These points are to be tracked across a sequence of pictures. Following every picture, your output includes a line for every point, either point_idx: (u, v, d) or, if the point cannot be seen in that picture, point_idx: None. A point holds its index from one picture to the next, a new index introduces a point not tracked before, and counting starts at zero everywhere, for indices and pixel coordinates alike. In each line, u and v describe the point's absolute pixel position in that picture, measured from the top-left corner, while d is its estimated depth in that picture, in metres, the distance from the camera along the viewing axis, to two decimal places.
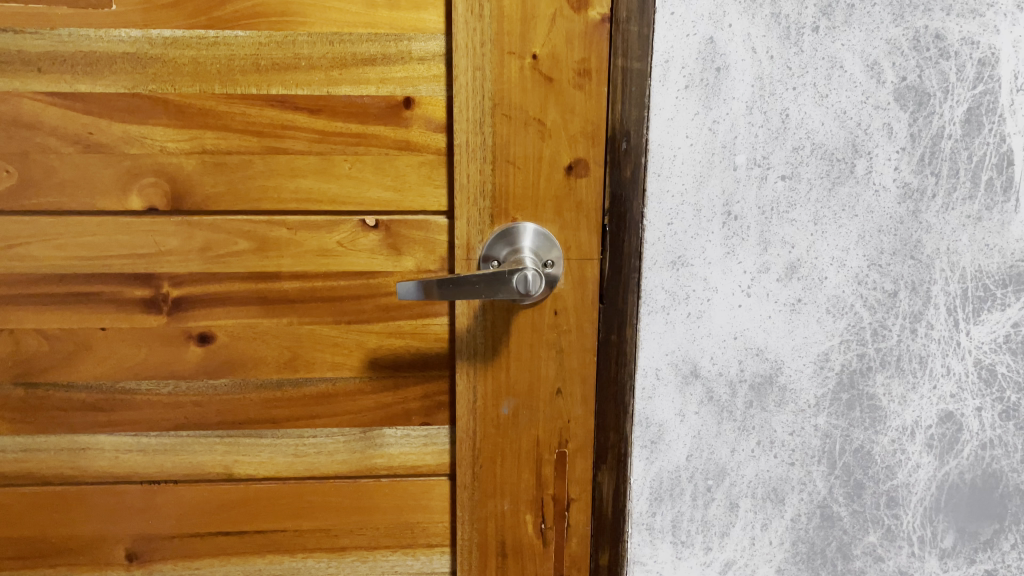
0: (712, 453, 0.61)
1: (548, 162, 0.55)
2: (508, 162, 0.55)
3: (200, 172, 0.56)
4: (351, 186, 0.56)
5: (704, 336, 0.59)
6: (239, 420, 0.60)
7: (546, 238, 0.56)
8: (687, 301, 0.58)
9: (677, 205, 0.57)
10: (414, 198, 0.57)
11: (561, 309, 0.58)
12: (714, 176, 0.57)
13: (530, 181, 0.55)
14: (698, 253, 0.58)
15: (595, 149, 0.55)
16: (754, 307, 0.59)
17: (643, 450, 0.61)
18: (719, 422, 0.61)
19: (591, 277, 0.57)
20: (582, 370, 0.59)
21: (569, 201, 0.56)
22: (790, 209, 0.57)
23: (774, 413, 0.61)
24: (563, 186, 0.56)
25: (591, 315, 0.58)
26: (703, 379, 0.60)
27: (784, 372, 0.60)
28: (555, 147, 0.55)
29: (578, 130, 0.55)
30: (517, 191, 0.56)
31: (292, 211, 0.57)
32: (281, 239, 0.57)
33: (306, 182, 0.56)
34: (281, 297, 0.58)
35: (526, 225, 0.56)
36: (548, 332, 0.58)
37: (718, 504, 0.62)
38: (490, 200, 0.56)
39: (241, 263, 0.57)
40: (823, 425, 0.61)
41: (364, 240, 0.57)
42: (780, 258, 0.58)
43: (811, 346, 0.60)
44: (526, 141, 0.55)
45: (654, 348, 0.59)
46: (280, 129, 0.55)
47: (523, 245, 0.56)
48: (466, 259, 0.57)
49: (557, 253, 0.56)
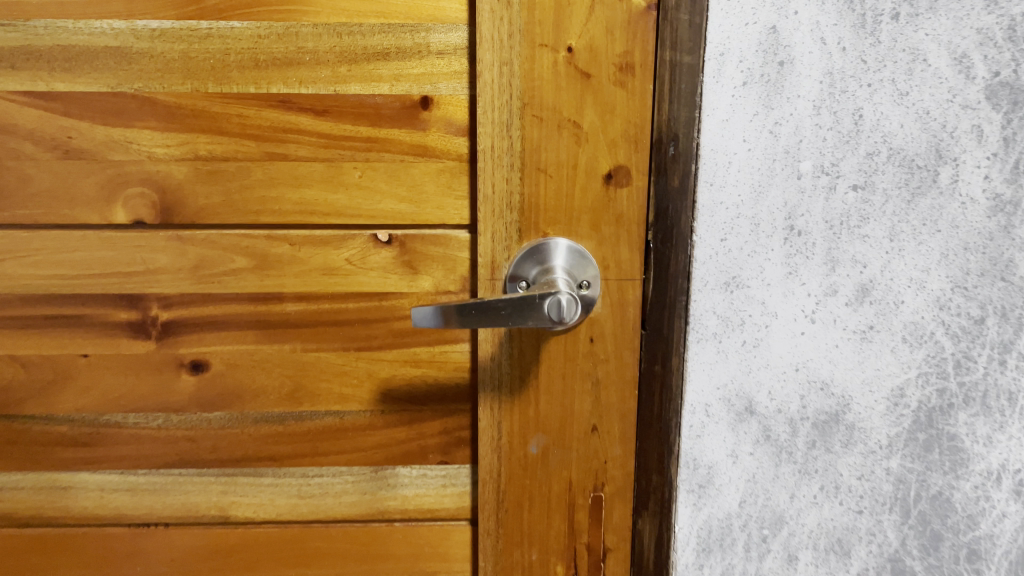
0: (768, 499, 0.54)
1: (584, 170, 0.48)
2: (539, 170, 0.48)
3: (192, 181, 0.49)
4: (361, 197, 0.50)
5: (761, 368, 0.52)
6: (236, 457, 0.53)
7: (580, 255, 0.49)
8: (742, 328, 0.51)
9: (732, 217, 0.50)
10: (431, 211, 0.50)
11: (597, 335, 0.51)
12: (774, 185, 0.49)
13: (564, 191, 0.49)
14: (756, 274, 0.51)
15: (638, 154, 0.48)
16: (819, 335, 0.51)
17: (690, 495, 0.54)
18: (777, 465, 0.54)
19: (631, 299, 0.50)
20: (621, 404, 0.52)
21: (608, 214, 0.49)
22: (863, 224, 0.50)
23: (841, 455, 0.54)
24: (602, 197, 0.49)
25: (631, 342, 0.51)
26: (760, 416, 0.53)
27: (853, 409, 0.53)
28: (593, 153, 0.48)
29: (619, 133, 0.48)
30: (549, 202, 0.49)
31: (296, 225, 0.50)
32: (283, 256, 0.51)
33: (311, 192, 0.50)
34: (282, 320, 0.52)
35: (558, 240, 0.49)
36: (583, 361, 0.51)
37: (775, 556, 0.55)
38: (518, 212, 0.49)
39: (238, 283, 0.51)
40: (896, 469, 0.54)
41: (375, 257, 0.51)
42: (850, 280, 0.51)
43: (884, 379, 0.52)
44: (559, 146, 0.48)
45: (704, 381, 0.52)
46: (282, 132, 0.49)
47: (555, 264, 0.49)
48: (490, 280, 0.50)
49: (593, 271, 0.50)
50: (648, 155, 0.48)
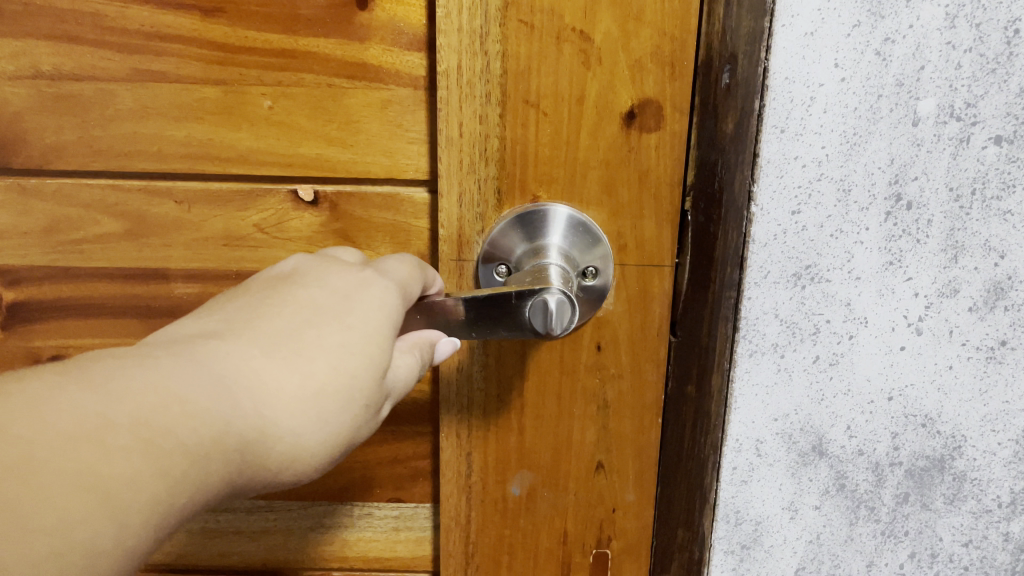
0: (837, 567, 0.40)
1: (594, 106, 0.33)
2: (527, 103, 0.33)
3: (35, 109, 0.35)
4: (272, 138, 0.35)
5: (838, 394, 0.37)
6: None
7: (586, 230, 0.35)
8: (815, 339, 0.36)
9: (811, 179, 0.34)
10: (373, 159, 0.36)
11: (606, 341, 0.36)
12: (878, 134, 0.33)
13: (564, 136, 0.33)
14: (840, 262, 0.35)
15: (676, 84, 0.32)
16: (926, 352, 0.36)
17: (729, 558, 0.40)
18: (851, 523, 0.39)
19: (658, 294, 0.35)
20: (638, 437, 0.37)
21: (629, 171, 0.34)
22: (1005, 194, 0.34)
23: (943, 513, 0.39)
24: (620, 147, 0.33)
25: (654, 352, 0.36)
26: (832, 459, 0.38)
27: (964, 454, 0.38)
28: (607, 81, 0.32)
29: (647, 50, 0.32)
30: (542, 153, 0.34)
31: (185, 174, 0.36)
32: (167, 219, 0.37)
33: (204, 128, 0.35)
34: (172, 307, 0.38)
35: (558, 208, 0.34)
36: (585, 377, 0.37)
37: None
38: (497, 165, 0.34)
39: (108, 255, 0.37)
40: (1017, 535, 0.39)
41: (297, 223, 0.37)
42: (977, 276, 0.35)
43: (1014, 415, 0.37)
44: (557, 70, 0.32)
45: (756, 409, 0.37)
46: (155, 40, 0.34)
47: (552, 242, 0.35)
48: (455, 261, 0.36)
49: (603, 253, 0.35)
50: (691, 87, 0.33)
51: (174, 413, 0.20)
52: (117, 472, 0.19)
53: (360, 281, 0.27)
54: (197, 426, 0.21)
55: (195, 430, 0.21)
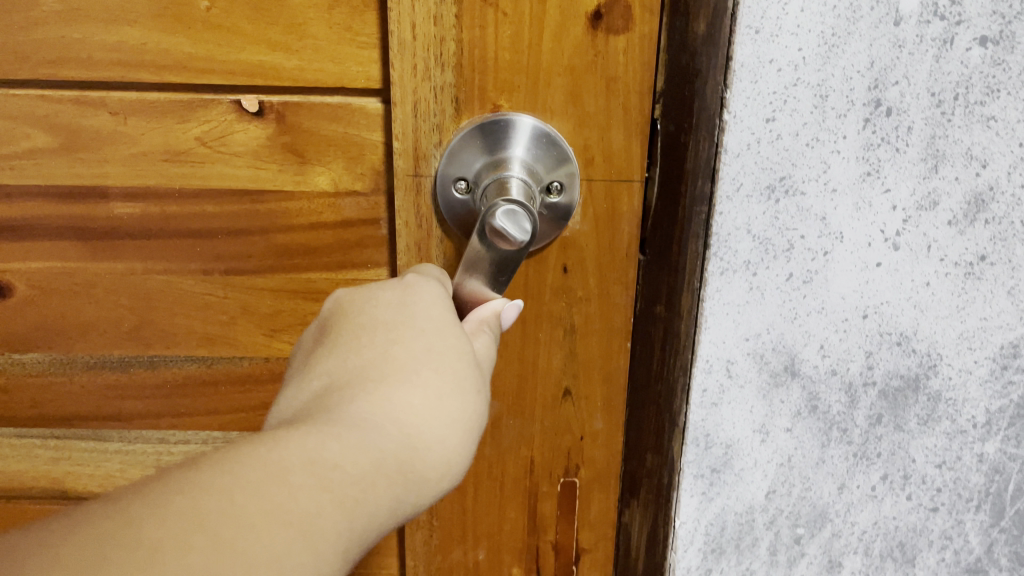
0: (808, 490, 0.39)
1: (558, 4, 0.31)
2: (484, 2, 0.31)
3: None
4: (212, 43, 0.34)
5: (812, 313, 0.35)
6: (66, 415, 0.44)
7: (551, 142, 0.33)
8: (788, 256, 0.35)
9: (788, 84, 0.32)
10: (320, 66, 0.34)
11: (573, 262, 0.35)
12: (858, 35, 0.31)
13: (525, 40, 0.31)
14: (817, 173, 0.33)
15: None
16: (903, 269, 0.35)
17: (699, 483, 0.39)
18: (823, 445, 0.38)
19: (627, 211, 0.34)
20: (606, 363, 0.37)
21: (595, 77, 0.32)
22: (989, 100, 0.32)
23: (916, 434, 0.38)
24: (586, 51, 0.31)
25: (624, 275, 0.35)
26: (804, 379, 0.37)
27: (939, 374, 0.37)
28: None
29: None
30: (502, 58, 0.32)
31: (121, 85, 0.36)
32: (102, 130, 0.36)
33: (138, 32, 0.34)
34: (111, 227, 0.39)
35: (521, 118, 0.33)
36: (551, 301, 0.36)
37: (811, 563, 0.40)
38: (454, 71, 0.32)
39: (42, 170, 0.37)
40: (992, 455, 0.38)
41: (242, 133, 0.36)
42: (957, 187, 0.33)
43: (991, 333, 0.36)
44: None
45: (727, 330, 0.36)
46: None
47: (513, 153, 0.33)
48: (412, 176, 0.34)
49: (569, 170, 0.33)
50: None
51: (331, 447, 0.21)
52: (309, 509, 0.20)
53: (412, 292, 0.28)
54: (354, 454, 0.22)
55: (356, 458, 0.22)
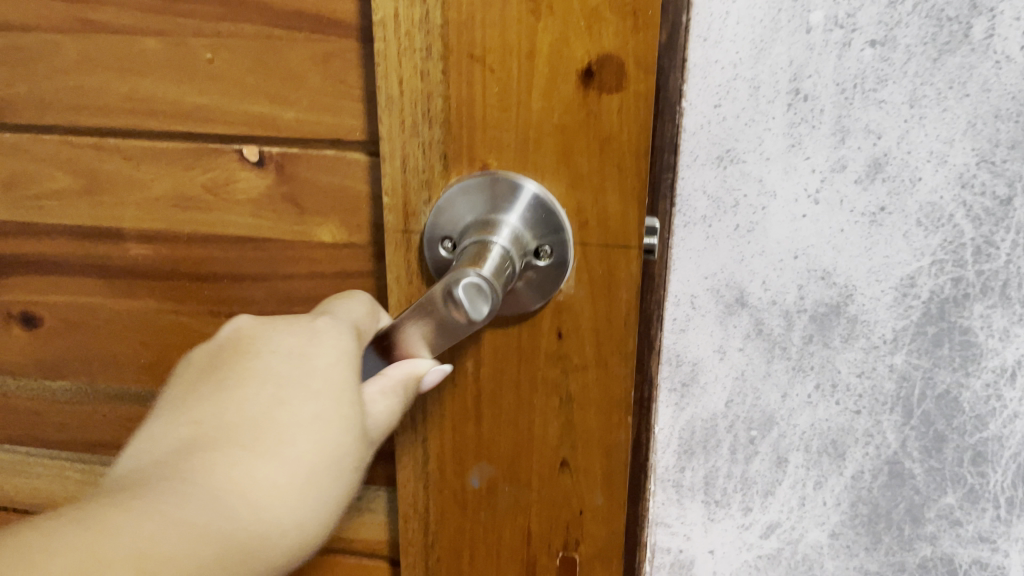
0: (758, 398, 0.49)
1: (549, 67, 0.36)
2: (472, 57, 0.37)
3: (35, 80, 0.48)
4: (218, 96, 0.46)
5: (755, 255, 0.46)
6: (92, 437, 0.61)
7: (546, 207, 0.39)
8: (736, 211, 0.45)
9: (729, 79, 0.43)
10: (316, 118, 0.45)
11: (566, 329, 0.42)
12: (779, 41, 0.42)
13: (514, 96, 0.37)
14: (754, 146, 0.44)
15: (629, 40, 0.35)
16: (823, 219, 0.45)
17: (672, 395, 0.50)
18: (768, 361, 0.49)
19: (625, 278, 0.40)
20: (603, 440, 0.43)
21: (587, 132, 0.37)
22: (880, 87, 0.42)
23: (840, 350, 0.48)
24: (580, 109, 0.37)
25: (622, 345, 0.41)
26: (752, 309, 0.47)
27: (855, 301, 0.47)
28: (563, 33, 0.36)
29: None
30: (491, 113, 0.38)
31: (138, 132, 0.49)
32: (131, 180, 0.50)
33: (172, 87, 0.46)
34: (128, 263, 0.53)
35: (525, 182, 0.39)
36: (548, 367, 0.42)
37: (763, 459, 0.51)
38: (441, 127, 0.39)
39: (89, 224, 0.52)
40: (901, 366, 0.49)
41: (246, 177, 0.48)
42: (861, 153, 0.44)
43: (893, 268, 0.46)
44: (505, 15, 0.36)
45: (690, 269, 0.47)
46: (129, 21, 0.45)
47: (506, 212, 0.39)
48: (400, 232, 0.42)
49: (559, 238, 0.39)
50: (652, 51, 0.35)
51: (170, 521, 0.28)
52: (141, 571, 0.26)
53: (313, 343, 0.36)
54: (190, 528, 0.29)
55: (190, 534, 0.28)
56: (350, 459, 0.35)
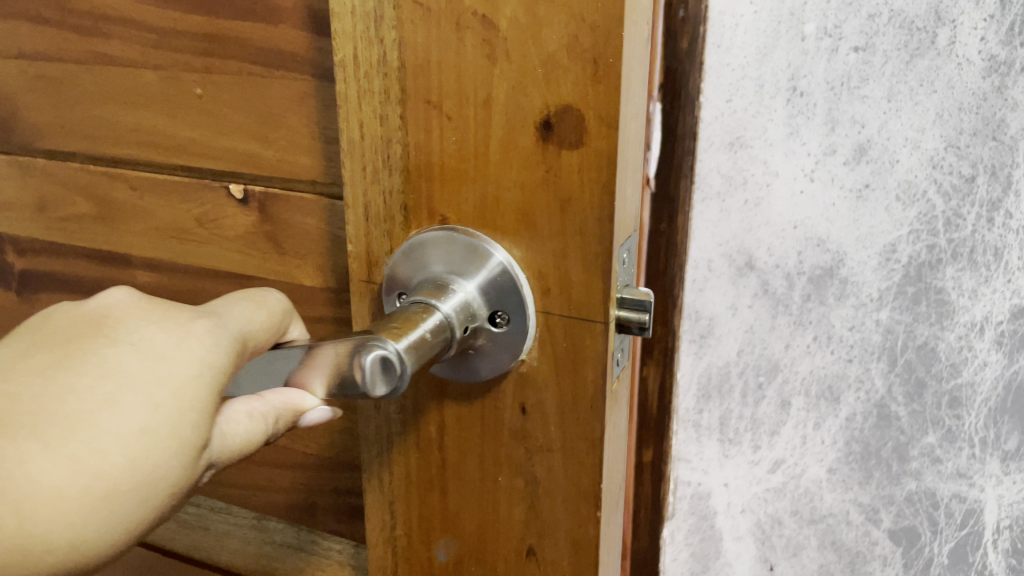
0: (765, 349, 0.59)
1: (509, 122, 0.42)
2: (430, 106, 0.44)
3: (94, 134, 0.66)
4: (219, 140, 0.61)
5: (761, 226, 0.56)
6: None
7: (501, 283, 0.45)
8: (745, 187, 0.55)
9: (738, 79, 0.53)
10: (295, 156, 0.59)
11: (530, 407, 0.47)
12: (779, 47, 0.52)
13: (476, 147, 0.44)
14: (759, 134, 0.54)
15: (590, 92, 0.40)
16: (818, 194, 0.54)
17: (692, 345, 0.59)
18: (773, 316, 0.58)
19: (590, 356, 0.45)
20: (572, 529, 0.48)
21: (543, 186, 0.42)
22: (862, 85, 0.51)
23: (834, 307, 0.57)
24: (538, 162, 0.42)
25: (588, 431, 0.46)
26: (759, 271, 0.57)
27: (846, 265, 0.56)
28: (518, 86, 0.41)
29: (559, 47, 0.40)
30: (450, 162, 0.45)
31: (157, 170, 0.66)
32: (149, 213, 0.67)
33: (186, 138, 0.63)
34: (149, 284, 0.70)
35: (495, 254, 0.45)
36: (513, 443, 0.49)
37: (770, 402, 0.60)
38: (402, 174, 0.47)
39: (124, 247, 0.70)
40: (885, 321, 0.57)
41: (238, 216, 0.64)
42: (848, 140, 0.53)
43: (877, 236, 0.55)
44: (461, 63, 0.42)
45: (707, 238, 0.57)
46: (166, 89, 0.62)
47: (463, 279, 0.46)
48: (364, 281, 0.51)
49: (519, 307, 0.45)
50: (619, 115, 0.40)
51: None
52: None
53: (168, 350, 0.39)
54: None
55: None
56: (164, 487, 0.38)
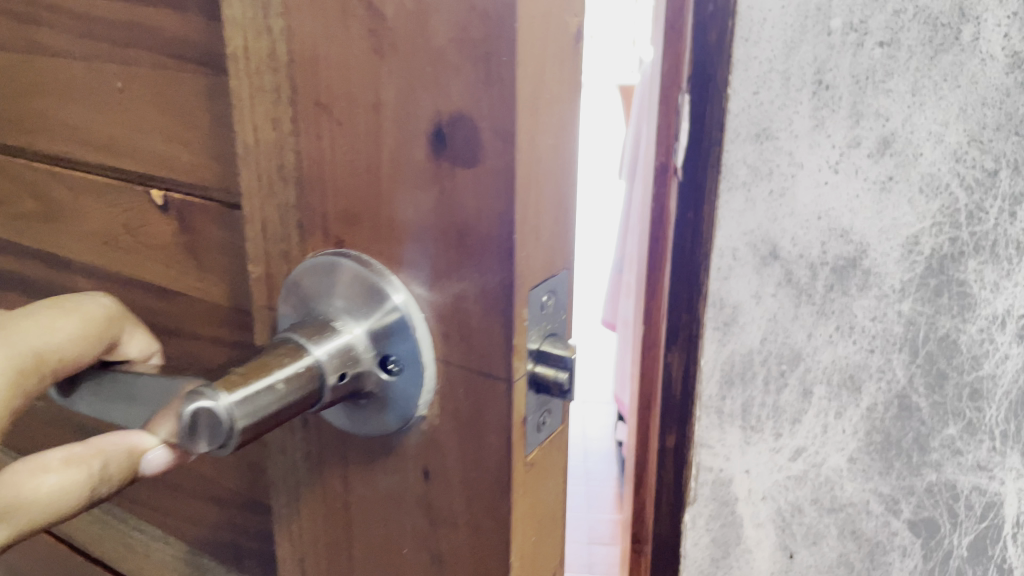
0: (788, 337, 0.60)
1: (397, 137, 0.24)
2: (316, 107, 0.25)
3: None
4: None
5: (786, 216, 0.57)
6: None
7: (400, 324, 0.26)
8: (770, 178, 0.56)
9: (765, 72, 0.54)
10: None
11: (433, 469, 0.27)
12: (806, 42, 0.53)
13: (365, 169, 0.25)
14: (786, 125, 0.55)
15: (483, 96, 0.22)
16: (842, 186, 0.56)
17: (716, 332, 0.61)
18: (796, 305, 0.59)
19: (493, 411, 0.25)
20: None
21: (454, 233, 0.24)
22: (887, 79, 0.52)
23: (857, 297, 0.58)
24: (436, 194, 0.23)
25: (491, 507, 0.26)
26: (783, 260, 0.58)
27: (870, 256, 0.57)
28: (405, 78, 0.23)
29: (448, 39, 0.22)
30: (337, 177, 0.26)
31: None
32: None
33: None
34: None
35: (392, 286, 0.25)
36: (404, 523, 0.29)
37: (792, 390, 0.61)
38: (297, 190, 0.27)
39: None
40: (908, 312, 0.57)
41: None
42: (872, 133, 0.54)
43: (900, 228, 0.55)
44: (344, 55, 0.24)
45: (733, 227, 0.58)
46: None
47: (351, 315, 0.26)
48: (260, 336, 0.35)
49: (420, 372, 0.26)
50: (530, 131, 0.22)
51: None
52: None
53: None
54: None
55: None
56: None
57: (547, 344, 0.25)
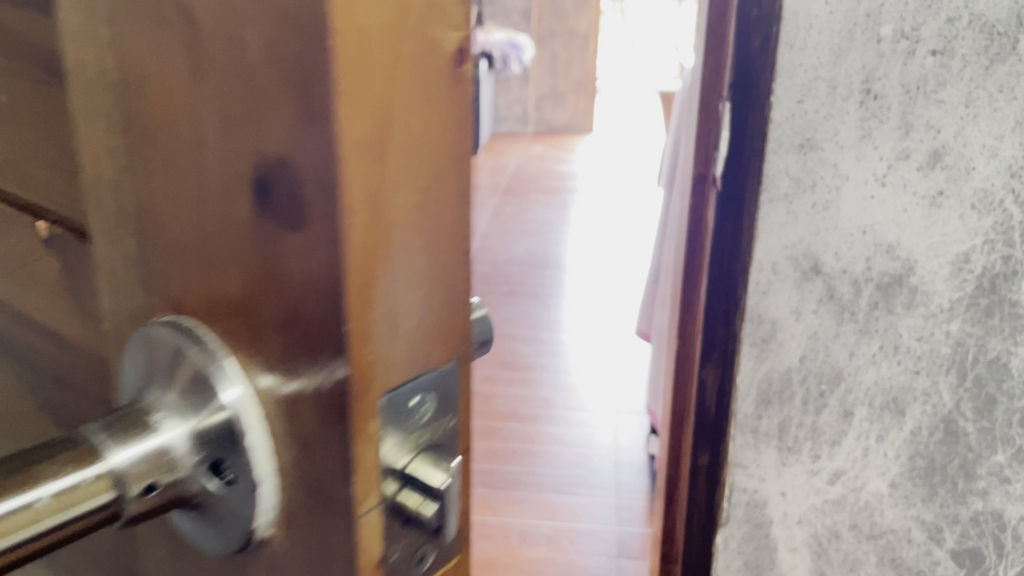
0: (829, 356, 0.58)
1: (205, 183, 0.16)
2: (105, 120, 0.17)
3: None
4: None
5: (829, 230, 0.55)
6: None
7: (227, 430, 0.16)
8: (813, 190, 0.54)
9: (810, 80, 0.52)
10: None
11: None
12: (854, 49, 0.51)
13: (173, 225, 0.17)
14: (831, 136, 0.53)
15: (313, 148, 0.14)
16: (889, 200, 0.53)
17: (753, 349, 0.59)
18: (838, 323, 0.57)
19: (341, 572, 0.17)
20: None
21: (276, 330, 0.15)
22: (939, 89, 0.50)
23: (902, 316, 0.55)
24: (255, 275, 0.15)
25: None
26: (825, 276, 0.56)
27: (917, 273, 0.54)
28: (215, 104, 0.15)
29: (261, 50, 0.14)
30: (143, 228, 0.17)
31: None
32: None
33: None
34: None
35: (220, 371, 0.16)
36: None
37: (832, 410, 0.59)
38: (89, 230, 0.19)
39: None
40: (956, 333, 0.55)
41: None
42: (922, 145, 0.52)
43: (950, 245, 0.53)
44: (139, 50, 0.15)
45: (773, 240, 0.56)
46: None
47: (164, 401, 0.17)
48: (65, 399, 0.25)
49: (256, 494, 0.17)
50: (380, 206, 0.14)
51: None
52: None
53: None
54: None
55: None
56: None
57: (421, 462, 0.17)
